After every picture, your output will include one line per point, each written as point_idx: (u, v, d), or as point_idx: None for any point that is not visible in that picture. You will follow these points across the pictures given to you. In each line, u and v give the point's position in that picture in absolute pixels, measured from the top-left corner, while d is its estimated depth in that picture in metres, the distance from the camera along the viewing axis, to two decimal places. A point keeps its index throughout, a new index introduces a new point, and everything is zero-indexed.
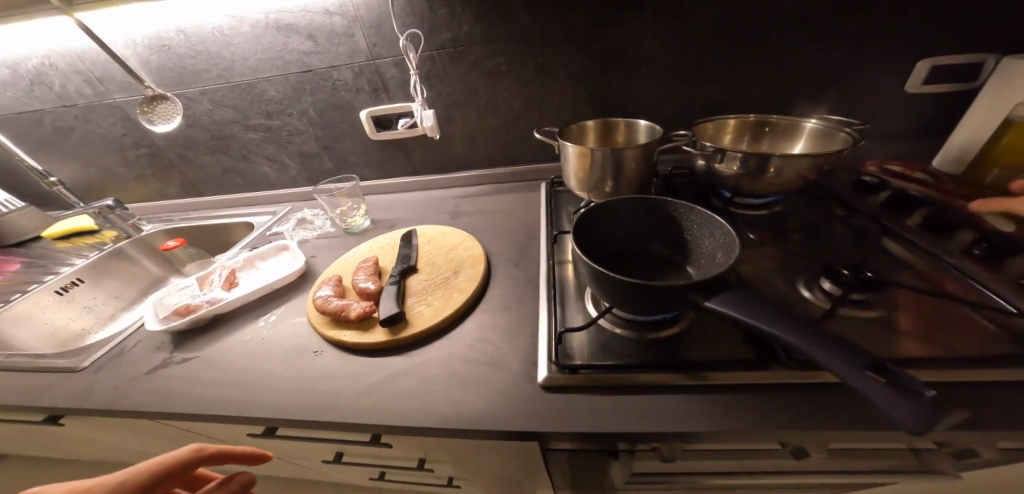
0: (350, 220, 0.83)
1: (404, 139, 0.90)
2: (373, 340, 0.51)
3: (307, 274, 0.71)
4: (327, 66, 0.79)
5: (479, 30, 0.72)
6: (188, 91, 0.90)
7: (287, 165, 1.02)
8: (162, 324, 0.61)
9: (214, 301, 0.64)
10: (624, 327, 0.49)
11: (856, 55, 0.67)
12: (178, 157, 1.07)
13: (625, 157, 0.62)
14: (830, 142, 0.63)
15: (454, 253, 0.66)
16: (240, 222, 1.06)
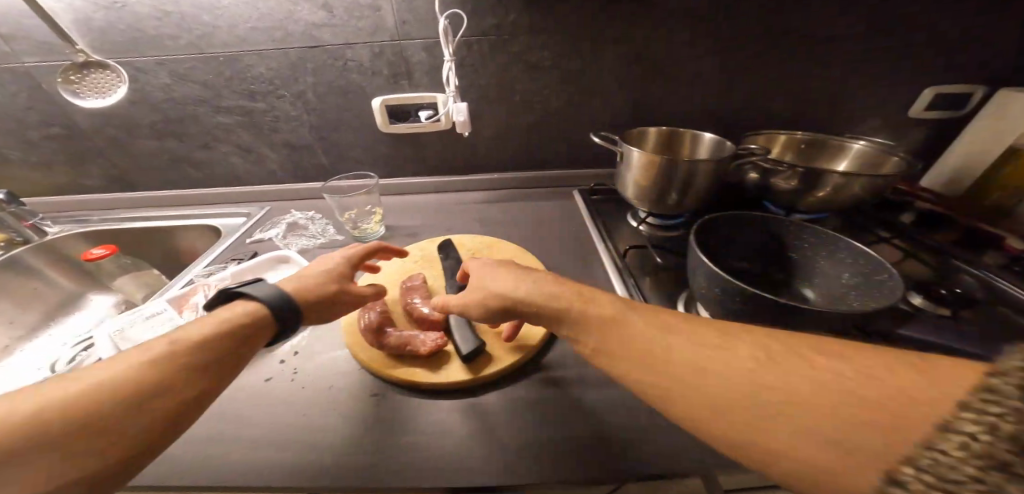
0: (362, 226, 0.70)
1: (421, 134, 0.79)
2: (461, 379, 0.43)
3: None
4: (339, 43, 0.67)
5: (525, 18, 0.64)
6: (140, 59, 0.71)
7: (267, 158, 0.85)
8: None
9: None
10: None
11: (877, 80, 0.72)
12: (106, 141, 0.84)
13: (700, 170, 0.60)
14: (878, 165, 0.66)
15: None
16: (194, 226, 0.84)
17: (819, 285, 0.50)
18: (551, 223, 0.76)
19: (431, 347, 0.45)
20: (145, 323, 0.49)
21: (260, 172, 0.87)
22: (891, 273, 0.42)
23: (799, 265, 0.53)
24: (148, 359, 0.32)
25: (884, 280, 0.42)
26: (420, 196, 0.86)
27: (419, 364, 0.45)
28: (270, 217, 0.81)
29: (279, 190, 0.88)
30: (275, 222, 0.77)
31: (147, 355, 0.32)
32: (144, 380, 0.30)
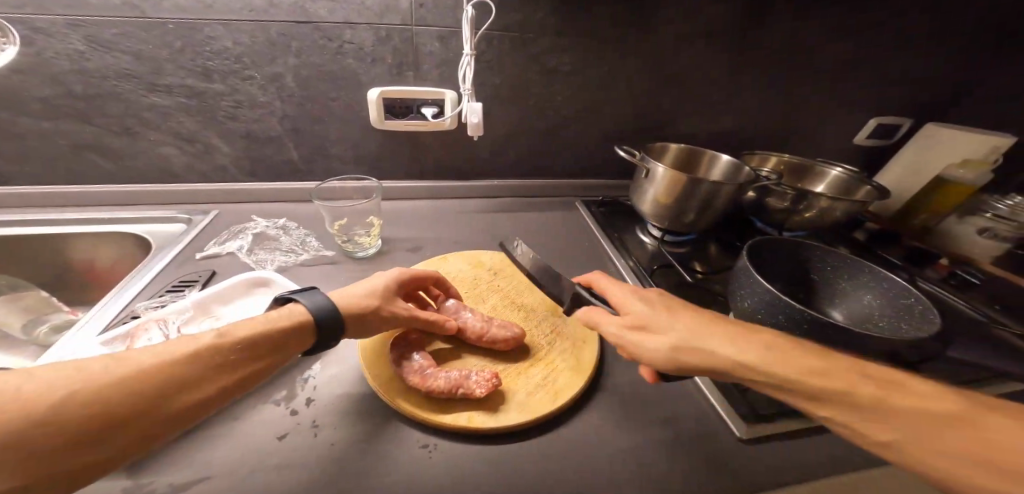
0: (355, 239, 0.61)
1: (419, 133, 0.71)
2: (516, 422, 0.40)
3: None
4: (338, 20, 0.59)
5: (550, 18, 0.63)
6: (42, 16, 0.52)
7: (217, 151, 0.67)
8: None
9: None
10: None
11: (834, 114, 0.84)
12: None
13: (721, 192, 0.60)
14: (853, 192, 0.72)
15: (543, 289, 0.57)
16: (100, 235, 0.63)
17: (844, 307, 0.58)
18: (563, 235, 0.72)
19: (484, 389, 0.40)
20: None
21: (205, 168, 0.69)
22: (922, 302, 0.48)
23: (822, 288, 0.60)
24: (143, 363, 0.28)
25: (913, 307, 0.49)
26: (412, 201, 0.77)
27: (468, 407, 0.41)
28: (222, 224, 0.65)
29: (231, 190, 0.70)
30: (235, 231, 0.62)
31: (140, 358, 0.28)
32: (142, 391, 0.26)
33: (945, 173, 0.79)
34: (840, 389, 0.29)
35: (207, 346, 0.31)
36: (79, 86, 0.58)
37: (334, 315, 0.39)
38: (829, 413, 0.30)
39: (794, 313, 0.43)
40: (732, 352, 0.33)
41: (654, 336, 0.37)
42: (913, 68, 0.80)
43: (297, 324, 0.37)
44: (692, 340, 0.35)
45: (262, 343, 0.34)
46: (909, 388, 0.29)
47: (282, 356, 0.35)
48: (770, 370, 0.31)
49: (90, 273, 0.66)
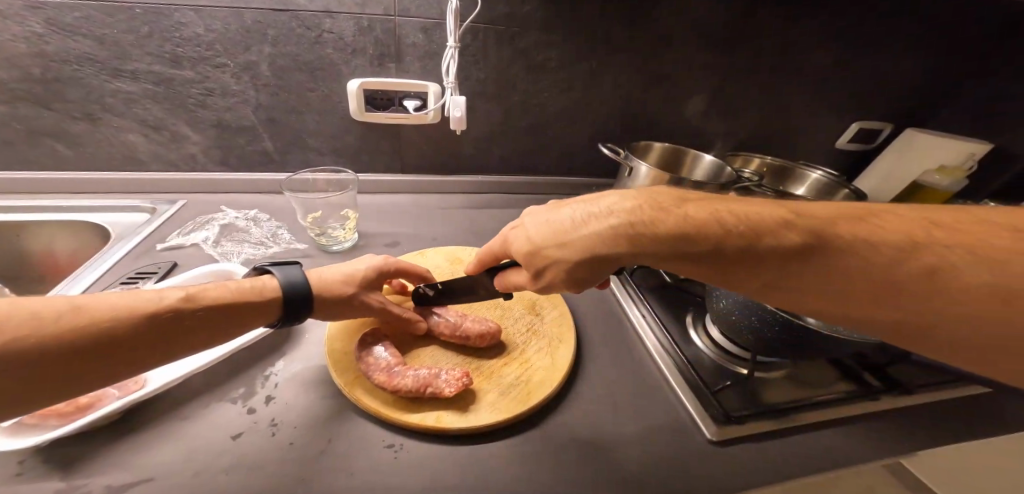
0: (329, 232, 0.58)
1: (401, 127, 0.69)
2: (486, 422, 0.38)
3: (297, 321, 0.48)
4: (316, 9, 0.57)
5: (536, 13, 0.62)
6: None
7: (186, 139, 0.64)
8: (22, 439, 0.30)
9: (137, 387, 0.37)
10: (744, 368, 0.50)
11: (812, 121, 0.86)
12: None
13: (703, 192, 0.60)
14: (833, 195, 0.73)
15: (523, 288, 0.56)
16: (55, 224, 0.60)
17: None
18: None
19: (453, 388, 0.39)
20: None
21: (173, 157, 0.66)
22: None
23: None
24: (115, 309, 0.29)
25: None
26: (393, 196, 0.75)
27: (437, 407, 0.39)
28: (188, 215, 0.62)
29: (202, 181, 0.68)
30: (202, 222, 0.60)
31: (98, 307, 0.28)
32: (113, 330, 0.28)
33: (921, 180, 0.81)
34: (646, 223, 0.29)
35: (164, 307, 0.31)
36: (37, 69, 0.55)
37: (302, 290, 0.39)
38: (632, 252, 0.30)
39: (766, 315, 0.43)
40: (568, 208, 0.34)
41: (527, 214, 0.38)
42: (889, 77, 0.82)
43: (260, 294, 0.37)
44: (543, 211, 0.37)
45: (223, 308, 0.34)
46: (695, 217, 0.28)
47: (241, 324, 0.35)
48: (592, 221, 0.32)
49: (43, 264, 0.62)
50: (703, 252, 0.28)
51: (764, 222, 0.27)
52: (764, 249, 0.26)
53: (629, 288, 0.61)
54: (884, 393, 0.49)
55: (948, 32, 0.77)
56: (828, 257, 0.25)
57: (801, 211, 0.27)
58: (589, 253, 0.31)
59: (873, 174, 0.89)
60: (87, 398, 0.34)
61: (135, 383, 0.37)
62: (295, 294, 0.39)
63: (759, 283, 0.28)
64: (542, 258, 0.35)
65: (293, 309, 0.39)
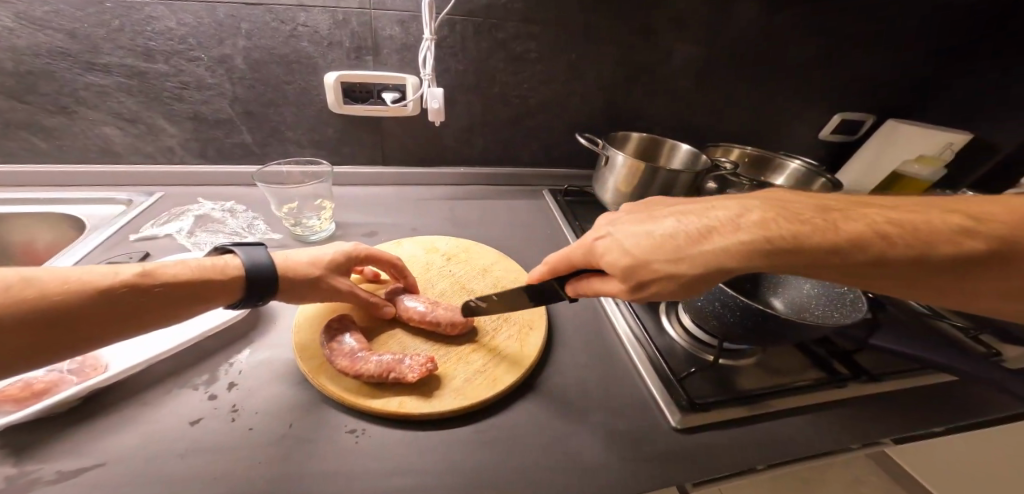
0: (305, 222, 0.59)
1: (380, 119, 0.69)
2: (449, 408, 0.38)
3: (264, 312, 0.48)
4: (290, 2, 0.57)
5: (512, 4, 0.63)
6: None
7: (164, 132, 0.65)
8: None
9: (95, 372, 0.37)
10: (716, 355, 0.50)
11: (792, 113, 0.86)
12: None
13: (678, 180, 0.60)
14: (812, 185, 0.73)
15: (495, 276, 0.56)
16: (28, 217, 0.60)
17: (784, 295, 0.58)
18: (525, 225, 0.71)
19: (416, 374, 0.39)
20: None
21: (151, 150, 0.66)
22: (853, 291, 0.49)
23: (769, 277, 0.61)
24: (65, 284, 0.29)
25: (844, 297, 0.50)
26: (375, 188, 0.75)
27: (401, 391, 0.40)
28: (165, 207, 0.62)
29: (181, 173, 0.68)
30: (177, 212, 0.60)
31: (48, 281, 0.28)
32: (61, 305, 0.28)
33: (902, 169, 0.82)
34: (788, 237, 0.28)
35: (118, 282, 0.31)
36: (8, 62, 0.55)
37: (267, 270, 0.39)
38: (768, 266, 0.29)
39: (728, 302, 0.44)
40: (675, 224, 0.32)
41: (611, 223, 0.37)
42: (870, 69, 0.82)
43: (221, 272, 0.37)
44: (637, 221, 0.35)
45: (183, 285, 0.34)
46: (850, 229, 0.27)
47: (204, 302, 0.35)
48: (714, 236, 0.30)
49: (20, 257, 0.62)
50: (858, 263, 0.27)
51: (933, 235, 0.26)
52: (936, 259, 0.26)
53: None
54: (851, 380, 0.49)
55: (924, 25, 0.78)
56: (1003, 264, 0.26)
57: (980, 217, 0.27)
58: (716, 268, 0.30)
59: (853, 165, 0.89)
60: (42, 384, 0.34)
61: (94, 369, 0.38)
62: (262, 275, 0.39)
63: (912, 287, 0.28)
64: (648, 272, 0.32)
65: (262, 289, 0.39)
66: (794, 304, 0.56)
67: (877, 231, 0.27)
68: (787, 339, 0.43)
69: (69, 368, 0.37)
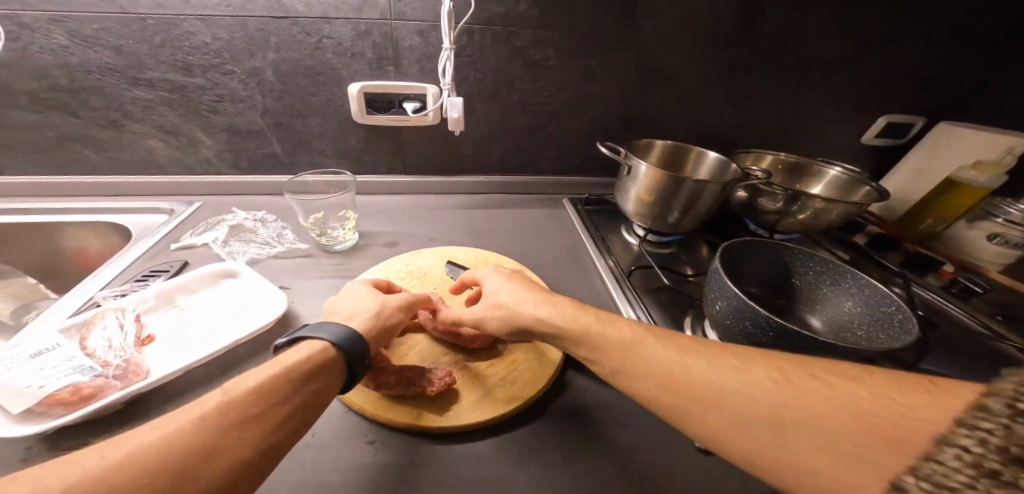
0: (331, 232, 0.61)
1: (401, 128, 0.70)
2: (465, 422, 0.39)
3: (290, 320, 0.50)
4: (315, 15, 0.59)
5: (530, 11, 0.63)
6: (26, 11, 0.54)
7: (200, 143, 0.68)
8: (32, 426, 0.34)
9: (136, 378, 0.40)
10: None
11: (828, 114, 0.82)
12: None
13: (705, 191, 0.58)
14: (853, 193, 0.69)
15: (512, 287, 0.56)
16: (81, 224, 0.65)
17: (822, 313, 0.55)
18: (544, 234, 0.71)
19: (437, 387, 0.41)
20: (30, 365, 0.38)
21: (190, 161, 0.70)
22: (903, 312, 0.46)
23: (803, 293, 0.58)
24: (168, 431, 0.26)
25: (892, 318, 0.47)
26: (396, 197, 0.77)
27: (420, 404, 0.41)
28: (202, 216, 0.66)
29: (215, 182, 0.72)
30: (213, 222, 0.64)
31: (149, 435, 0.26)
32: (185, 451, 0.25)
33: (955, 176, 0.74)
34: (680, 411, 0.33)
35: (224, 407, 0.29)
36: (64, 79, 0.60)
37: (360, 338, 0.39)
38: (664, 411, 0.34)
39: (761, 321, 0.42)
40: (705, 392, 0.33)
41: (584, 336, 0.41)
42: (913, 65, 0.77)
43: (323, 359, 0.36)
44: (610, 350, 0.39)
45: (299, 380, 0.33)
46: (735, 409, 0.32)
47: (327, 392, 0.35)
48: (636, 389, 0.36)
49: (75, 262, 0.68)
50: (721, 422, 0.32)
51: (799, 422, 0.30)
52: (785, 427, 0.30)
53: (626, 289, 0.58)
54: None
55: (978, 15, 0.72)
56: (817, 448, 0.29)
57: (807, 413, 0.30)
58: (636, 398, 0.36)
59: (900, 170, 0.84)
60: (90, 389, 0.37)
61: (136, 374, 0.41)
62: (358, 348, 0.38)
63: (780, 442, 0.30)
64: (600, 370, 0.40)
65: (362, 358, 0.38)
66: (832, 322, 0.54)
67: (840, 410, 0.30)
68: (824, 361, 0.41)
69: (115, 372, 0.40)
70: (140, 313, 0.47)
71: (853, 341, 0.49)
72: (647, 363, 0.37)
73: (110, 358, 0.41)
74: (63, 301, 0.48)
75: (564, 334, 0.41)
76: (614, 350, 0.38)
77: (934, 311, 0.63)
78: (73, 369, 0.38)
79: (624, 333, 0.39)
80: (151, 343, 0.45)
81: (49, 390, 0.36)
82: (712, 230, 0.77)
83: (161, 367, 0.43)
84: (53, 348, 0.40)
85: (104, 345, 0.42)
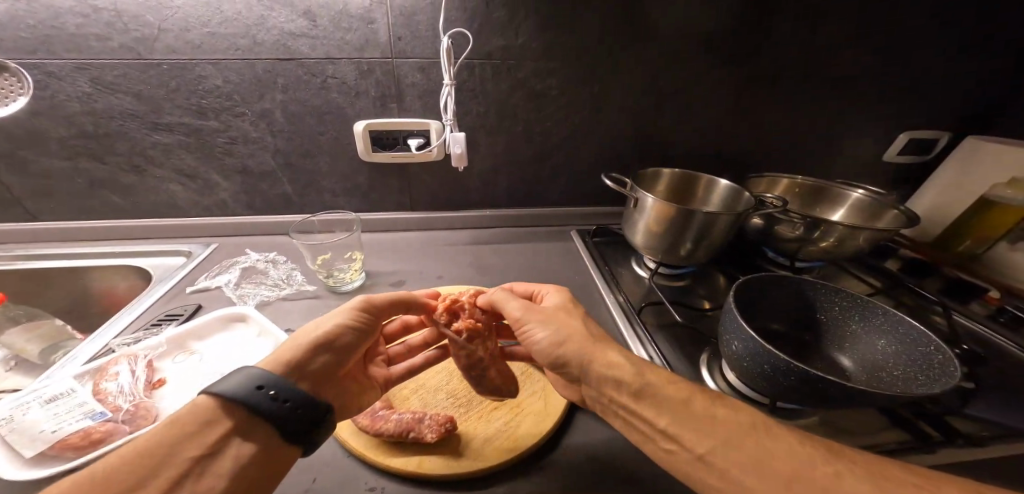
0: (337, 274, 0.62)
1: (407, 164, 0.71)
2: (466, 470, 0.39)
3: None
4: (320, 57, 0.60)
5: (530, 42, 0.63)
6: (52, 61, 0.57)
7: (216, 186, 0.71)
8: (38, 471, 0.35)
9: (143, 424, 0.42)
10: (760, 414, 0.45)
11: (844, 128, 0.79)
12: None
13: (717, 222, 0.56)
14: (878, 216, 0.66)
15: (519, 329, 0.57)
16: (107, 266, 0.68)
17: (852, 351, 0.52)
18: (550, 267, 0.70)
19: (434, 434, 0.41)
20: (45, 411, 0.40)
21: (207, 202, 0.73)
22: (942, 352, 0.43)
23: (829, 329, 0.55)
24: None
25: (931, 359, 0.44)
26: (404, 233, 0.78)
27: (421, 451, 0.40)
28: (217, 258, 0.68)
29: (230, 223, 0.74)
30: (227, 265, 0.66)
31: None
32: None
33: (989, 195, 0.71)
34: None
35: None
36: (89, 126, 0.63)
37: (255, 375, 0.36)
38: None
39: (780, 365, 0.40)
40: (806, 482, 0.30)
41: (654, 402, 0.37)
42: (928, 74, 0.74)
43: (209, 415, 0.34)
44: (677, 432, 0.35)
45: (180, 443, 0.32)
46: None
47: (234, 446, 0.33)
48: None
49: (101, 303, 0.70)
50: None
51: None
52: None
53: (637, 326, 0.56)
54: (943, 444, 0.44)
55: (1004, 11, 0.69)
56: None
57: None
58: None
59: (932, 187, 0.81)
60: (99, 433, 0.39)
61: (145, 418, 0.42)
62: (250, 384, 0.35)
63: None
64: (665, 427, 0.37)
65: (261, 391, 0.35)
66: (862, 360, 0.51)
67: None
68: (855, 405, 0.38)
69: (124, 417, 0.41)
70: (153, 358, 0.49)
71: (889, 383, 0.47)
72: (751, 446, 0.33)
73: (121, 403, 0.42)
74: (83, 345, 0.51)
75: (654, 400, 0.38)
76: (712, 430, 0.35)
77: (978, 341, 0.60)
78: (85, 413, 0.40)
79: (730, 416, 0.36)
80: (161, 387, 0.47)
81: (62, 435, 0.38)
82: (728, 258, 0.74)
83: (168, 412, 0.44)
84: (68, 393, 0.42)
85: (117, 390, 0.43)
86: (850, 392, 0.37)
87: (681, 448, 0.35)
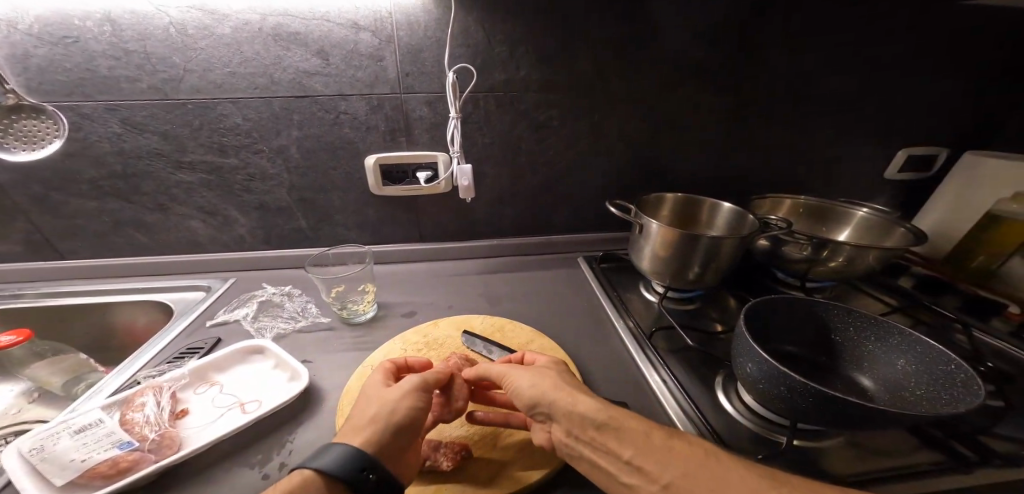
0: (351, 306, 0.64)
1: (416, 196, 0.74)
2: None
3: (311, 394, 0.52)
4: (333, 94, 0.63)
5: (532, 75, 0.66)
6: (86, 103, 0.60)
7: (234, 222, 0.74)
8: None
9: (166, 450, 0.43)
10: (778, 433, 0.45)
11: (846, 143, 0.80)
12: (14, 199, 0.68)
13: (724, 246, 0.57)
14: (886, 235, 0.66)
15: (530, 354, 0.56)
16: (132, 301, 0.71)
17: (871, 371, 0.52)
18: (559, 294, 0.71)
19: (449, 461, 0.42)
20: (75, 441, 0.41)
21: (225, 237, 0.75)
22: (963, 369, 0.43)
23: (844, 348, 0.55)
24: None
25: (954, 377, 0.44)
26: (415, 264, 0.80)
27: (440, 479, 0.41)
28: (235, 293, 0.71)
29: (247, 258, 0.77)
30: (245, 298, 0.68)
31: None
32: None
33: (997, 210, 0.71)
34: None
35: None
36: (119, 167, 0.67)
37: (362, 455, 0.38)
38: None
39: (796, 386, 0.40)
40: None
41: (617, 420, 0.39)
42: (926, 86, 0.76)
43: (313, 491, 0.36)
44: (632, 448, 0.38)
45: None
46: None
47: None
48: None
49: (124, 337, 0.73)
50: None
51: None
52: None
53: (648, 351, 0.57)
54: (977, 465, 0.43)
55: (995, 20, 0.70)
56: None
57: None
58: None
59: (935, 205, 0.82)
60: (127, 462, 0.40)
61: (170, 447, 0.43)
62: (354, 466, 0.37)
63: None
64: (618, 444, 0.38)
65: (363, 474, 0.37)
66: (884, 381, 0.51)
67: None
68: (879, 424, 0.38)
69: (150, 446, 0.42)
70: (175, 388, 0.50)
71: (913, 404, 0.46)
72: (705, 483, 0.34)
73: (147, 432, 0.43)
74: (108, 380, 0.52)
75: (617, 434, 0.38)
76: (671, 459, 0.36)
77: (1003, 359, 0.59)
78: (112, 443, 0.41)
79: None
80: (184, 416, 0.48)
81: (92, 463, 0.39)
82: (738, 280, 0.75)
83: (187, 442, 0.45)
84: (96, 423, 0.44)
85: (143, 420, 0.45)
86: (870, 411, 0.37)
87: (645, 481, 0.36)
